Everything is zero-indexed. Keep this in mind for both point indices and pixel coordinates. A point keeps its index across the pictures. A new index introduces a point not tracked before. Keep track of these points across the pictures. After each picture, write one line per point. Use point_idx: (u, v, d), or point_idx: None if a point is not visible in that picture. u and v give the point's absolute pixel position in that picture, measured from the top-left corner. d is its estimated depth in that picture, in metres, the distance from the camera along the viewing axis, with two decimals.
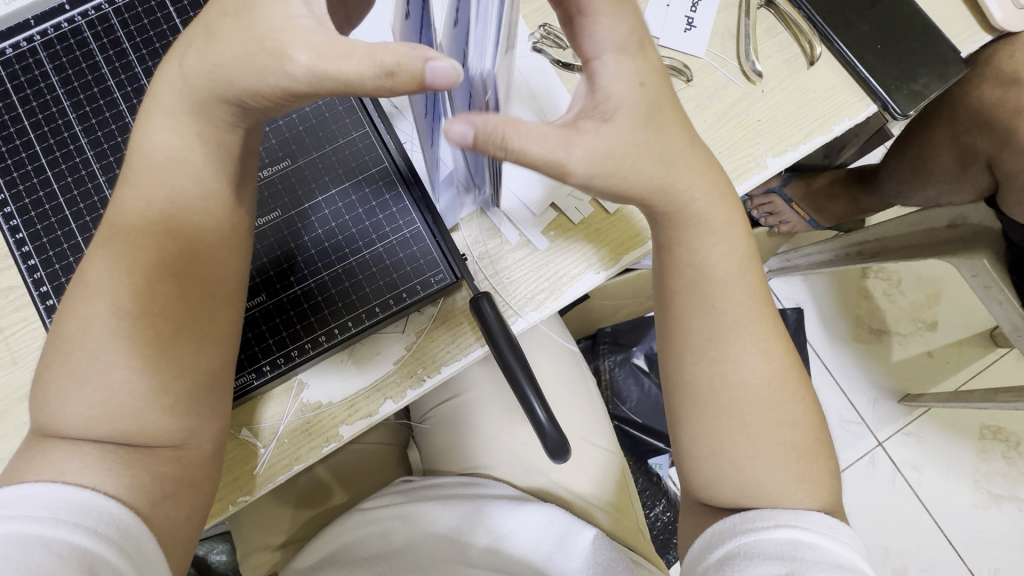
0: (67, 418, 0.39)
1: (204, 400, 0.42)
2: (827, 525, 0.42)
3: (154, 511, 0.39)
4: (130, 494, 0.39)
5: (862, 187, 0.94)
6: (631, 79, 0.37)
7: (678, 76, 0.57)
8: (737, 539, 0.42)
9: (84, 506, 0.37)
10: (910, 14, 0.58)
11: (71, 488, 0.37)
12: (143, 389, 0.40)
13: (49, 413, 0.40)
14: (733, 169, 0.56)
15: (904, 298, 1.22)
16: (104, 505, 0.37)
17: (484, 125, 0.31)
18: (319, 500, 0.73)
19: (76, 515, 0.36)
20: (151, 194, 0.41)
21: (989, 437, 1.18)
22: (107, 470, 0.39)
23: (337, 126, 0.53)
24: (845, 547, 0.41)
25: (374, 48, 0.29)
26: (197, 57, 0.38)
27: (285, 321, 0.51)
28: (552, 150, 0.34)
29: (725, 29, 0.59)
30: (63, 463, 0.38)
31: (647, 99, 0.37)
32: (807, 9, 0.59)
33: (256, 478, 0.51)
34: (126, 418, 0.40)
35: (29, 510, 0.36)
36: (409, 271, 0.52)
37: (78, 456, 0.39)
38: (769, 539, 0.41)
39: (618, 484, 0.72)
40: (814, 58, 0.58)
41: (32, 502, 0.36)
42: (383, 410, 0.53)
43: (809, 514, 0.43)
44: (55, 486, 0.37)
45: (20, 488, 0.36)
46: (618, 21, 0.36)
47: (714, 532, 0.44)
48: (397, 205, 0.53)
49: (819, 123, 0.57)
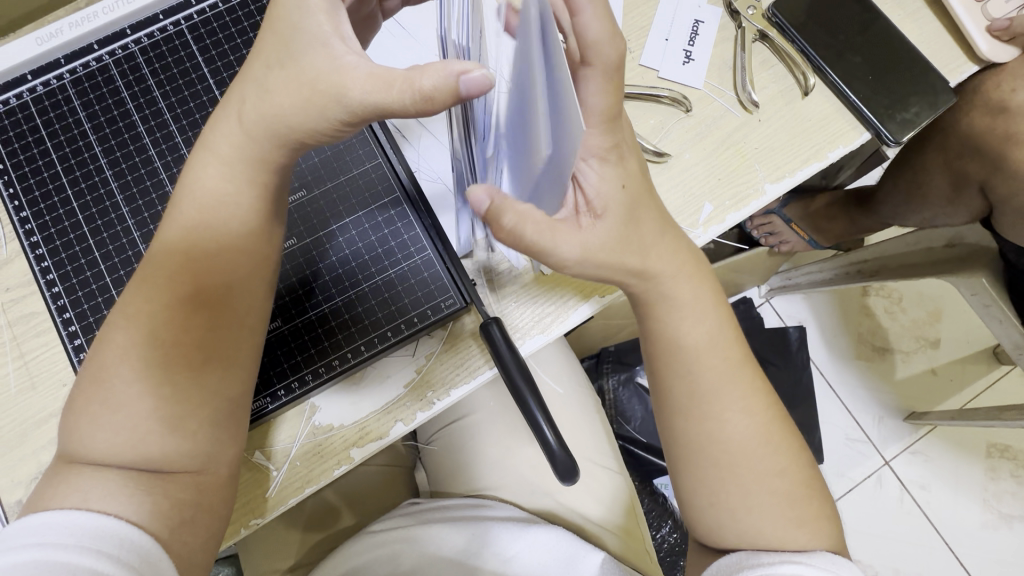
0: (91, 445, 0.40)
1: (223, 425, 0.44)
2: (829, 562, 0.43)
3: (173, 536, 0.40)
4: (151, 521, 0.39)
5: (859, 208, 0.96)
6: (614, 182, 0.40)
7: (677, 106, 0.60)
8: (743, 573, 0.43)
9: (107, 533, 0.38)
10: (898, 45, 0.61)
11: (94, 515, 0.38)
12: (165, 416, 0.41)
13: (73, 439, 0.41)
14: (732, 195, 0.58)
15: (905, 316, 1.23)
16: (126, 532, 0.38)
17: (498, 202, 0.38)
18: (327, 523, 0.73)
19: (100, 542, 0.37)
20: (178, 226, 0.43)
21: (996, 455, 1.18)
22: (128, 496, 0.39)
23: (351, 157, 0.55)
24: None
25: (408, 76, 0.32)
26: (232, 101, 0.41)
27: (299, 346, 0.52)
28: (544, 240, 0.39)
29: (721, 61, 0.61)
30: (87, 490, 0.39)
31: (629, 201, 0.41)
32: (801, 41, 0.62)
33: (269, 501, 0.52)
34: (147, 445, 0.41)
35: (54, 537, 0.36)
36: (420, 296, 0.54)
37: (100, 483, 0.39)
38: (773, 574, 0.42)
39: (625, 506, 0.72)
40: (809, 89, 0.60)
41: (57, 529, 0.37)
42: (393, 433, 0.54)
43: (812, 552, 0.44)
44: (79, 513, 0.38)
45: (45, 515, 0.37)
46: (604, 136, 0.39)
47: (720, 567, 0.45)
48: (408, 232, 0.55)
49: (815, 150, 0.59)
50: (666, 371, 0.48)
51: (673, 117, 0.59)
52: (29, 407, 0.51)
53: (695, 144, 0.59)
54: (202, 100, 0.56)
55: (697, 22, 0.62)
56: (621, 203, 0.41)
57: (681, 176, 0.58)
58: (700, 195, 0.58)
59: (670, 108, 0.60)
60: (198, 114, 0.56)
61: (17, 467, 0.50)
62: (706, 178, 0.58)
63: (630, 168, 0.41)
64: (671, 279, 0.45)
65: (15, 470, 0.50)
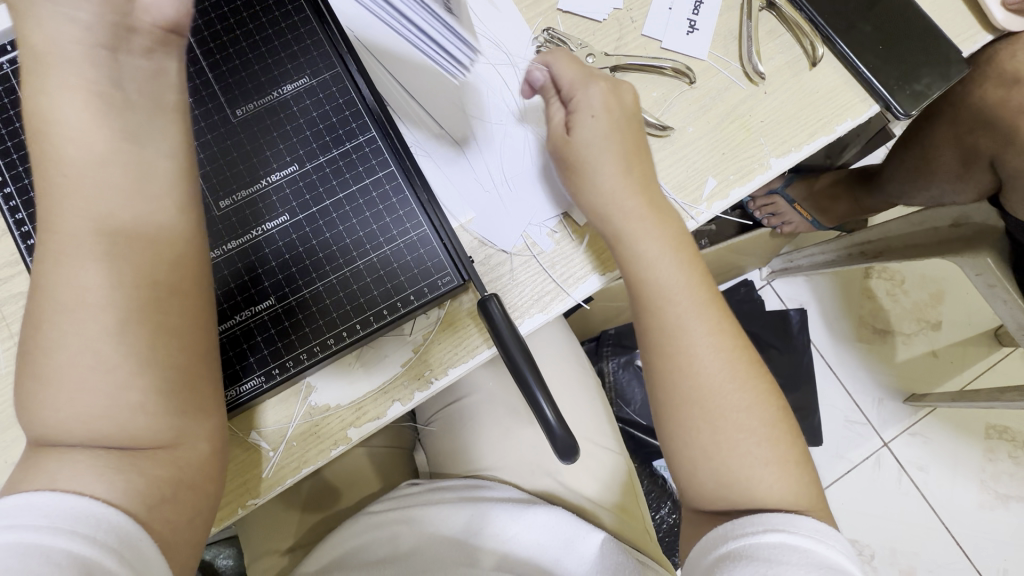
0: (52, 426, 0.38)
1: (198, 406, 0.42)
2: (813, 529, 0.42)
3: (152, 515, 0.39)
4: (127, 500, 0.38)
5: (863, 186, 0.93)
6: (592, 107, 0.50)
7: (681, 78, 0.58)
8: (727, 545, 0.43)
9: (81, 514, 0.36)
10: (909, 15, 0.59)
11: (66, 496, 0.36)
12: (123, 395, 0.38)
13: (40, 420, 0.38)
14: (737, 169, 0.57)
15: (907, 297, 1.22)
16: (102, 513, 0.37)
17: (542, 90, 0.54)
18: (325, 504, 0.73)
19: (73, 524, 0.36)
20: None
21: (995, 437, 1.18)
22: (98, 475, 0.38)
23: (343, 129, 0.53)
24: (832, 550, 0.41)
25: None
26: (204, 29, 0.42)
27: (294, 325, 0.51)
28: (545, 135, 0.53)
29: (727, 30, 0.59)
30: (55, 470, 0.37)
31: (602, 124, 0.50)
32: (809, 10, 0.59)
33: (264, 481, 0.52)
34: (109, 424, 0.38)
35: (27, 520, 0.35)
36: (416, 274, 0.52)
37: (68, 463, 0.38)
38: (758, 543, 0.42)
39: (620, 483, 0.72)
40: (817, 60, 0.58)
41: (30, 511, 0.35)
42: (390, 413, 0.54)
43: (796, 517, 0.43)
44: (50, 494, 0.36)
45: (20, 498, 0.36)
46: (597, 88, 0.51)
47: (707, 540, 0.44)
48: (404, 207, 0.52)
49: (823, 123, 0.58)
50: (669, 348, 0.48)
51: (676, 90, 0.58)
52: None
53: (698, 118, 0.57)
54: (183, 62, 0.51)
55: None
56: (598, 126, 0.50)
57: (684, 150, 0.57)
58: (701, 171, 0.56)
59: (673, 80, 0.58)
60: None
61: (9, 446, 0.50)
62: (708, 154, 0.57)
63: (612, 104, 0.51)
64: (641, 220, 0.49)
65: (8, 449, 0.49)
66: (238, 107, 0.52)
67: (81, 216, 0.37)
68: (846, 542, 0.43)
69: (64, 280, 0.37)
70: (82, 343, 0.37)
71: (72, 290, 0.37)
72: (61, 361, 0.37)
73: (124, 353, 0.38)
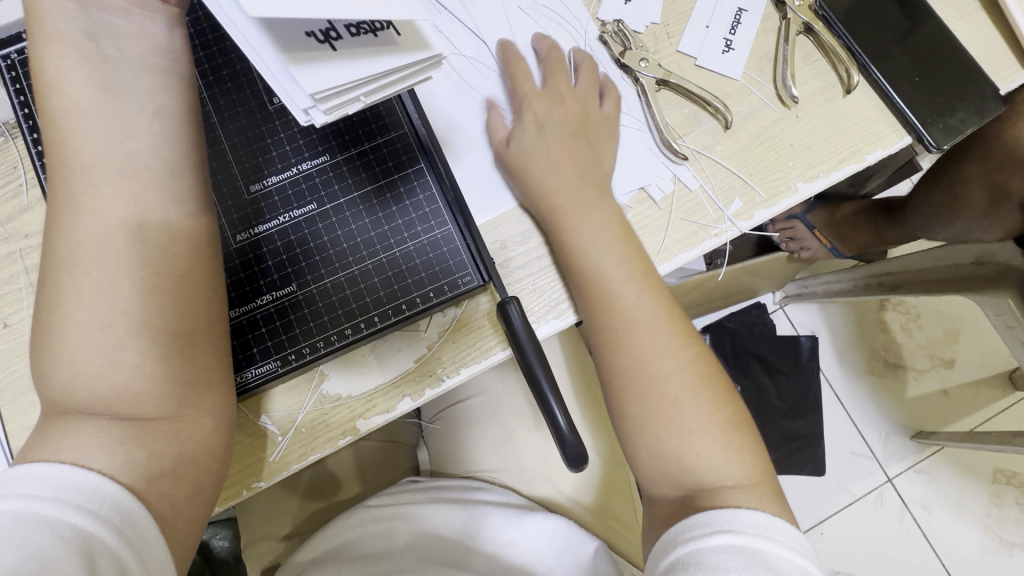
0: (62, 397, 0.39)
1: (197, 390, 0.41)
2: (761, 525, 0.43)
3: (150, 489, 0.39)
4: (127, 475, 0.38)
5: (887, 219, 0.93)
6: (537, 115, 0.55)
7: (717, 121, 0.57)
8: (679, 549, 0.43)
9: (86, 488, 0.37)
10: (949, 48, 0.58)
11: (74, 469, 0.37)
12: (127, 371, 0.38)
13: (56, 391, 0.39)
14: (764, 191, 0.57)
15: (922, 333, 1.21)
16: (106, 488, 0.37)
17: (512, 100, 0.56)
18: (325, 494, 0.74)
19: (78, 497, 0.36)
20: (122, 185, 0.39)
21: (1002, 482, 1.16)
22: (102, 449, 0.38)
23: (375, 123, 0.53)
24: (780, 546, 0.42)
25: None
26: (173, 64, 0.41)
27: (313, 313, 0.51)
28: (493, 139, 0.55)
29: (762, 53, 0.59)
30: (60, 440, 0.38)
31: (550, 132, 0.55)
32: (847, 37, 0.59)
33: (271, 466, 0.52)
34: (116, 399, 0.39)
35: (37, 491, 0.36)
36: (438, 271, 0.52)
37: (73, 435, 0.38)
38: (709, 546, 0.42)
39: (620, 497, 0.71)
40: (851, 87, 0.58)
41: (39, 481, 0.36)
42: (400, 407, 0.54)
43: (739, 512, 0.44)
44: (56, 466, 0.37)
45: (31, 468, 0.37)
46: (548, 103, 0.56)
47: (663, 543, 0.45)
48: (430, 205, 0.53)
49: (853, 151, 0.57)
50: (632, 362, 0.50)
51: (711, 130, 0.57)
52: None
53: (728, 137, 0.57)
54: (224, 46, 0.52)
55: (740, 10, 0.60)
56: (532, 138, 0.54)
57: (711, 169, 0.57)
58: (727, 190, 0.56)
59: (710, 121, 0.57)
60: (225, 59, 0.52)
61: (25, 412, 0.50)
62: (734, 175, 0.57)
63: (555, 116, 0.55)
64: (593, 229, 0.52)
65: (23, 414, 0.50)
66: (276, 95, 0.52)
67: (110, 202, 0.38)
68: (803, 535, 0.44)
69: (75, 263, 0.38)
70: (105, 319, 0.38)
71: (98, 267, 0.38)
72: (79, 336, 0.38)
73: (139, 333, 0.39)
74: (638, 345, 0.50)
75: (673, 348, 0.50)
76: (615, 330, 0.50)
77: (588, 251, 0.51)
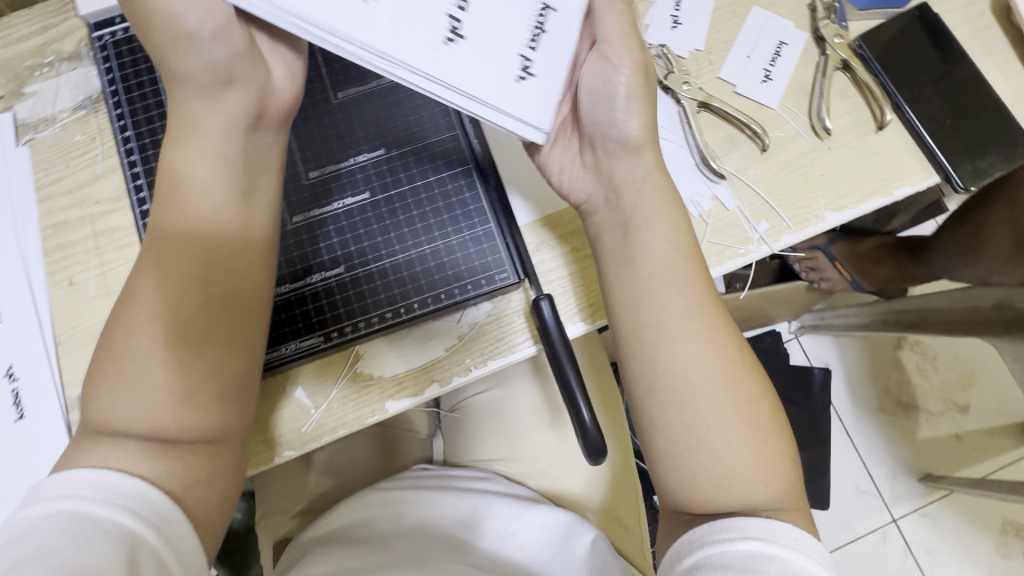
0: (111, 417, 0.42)
1: (232, 399, 0.45)
2: (794, 538, 0.41)
3: (185, 493, 0.43)
4: (163, 480, 0.42)
5: (910, 258, 0.95)
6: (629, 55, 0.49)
7: (755, 142, 0.60)
8: (703, 550, 0.42)
9: (128, 492, 0.40)
10: (982, 95, 0.60)
11: (118, 475, 0.40)
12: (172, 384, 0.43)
13: (104, 414, 0.43)
14: (792, 216, 0.59)
15: (938, 374, 1.21)
16: (144, 492, 0.40)
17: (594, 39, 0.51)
18: (342, 474, 0.77)
19: (119, 499, 0.39)
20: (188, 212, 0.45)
21: (1010, 533, 1.14)
22: (142, 459, 0.42)
23: (429, 123, 0.57)
24: (808, 560, 0.40)
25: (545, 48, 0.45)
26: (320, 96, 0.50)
27: (357, 295, 0.54)
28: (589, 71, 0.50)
29: (800, 84, 0.62)
30: (106, 454, 0.41)
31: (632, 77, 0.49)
32: (883, 76, 0.62)
33: (303, 437, 0.54)
34: (161, 415, 0.43)
35: (85, 494, 0.39)
36: (476, 267, 0.55)
37: (117, 450, 0.42)
38: (734, 552, 0.40)
39: (625, 505, 0.73)
40: (884, 124, 0.60)
41: (86, 485, 0.39)
42: (429, 392, 0.56)
43: (773, 524, 0.42)
44: (101, 473, 0.40)
45: (76, 474, 0.40)
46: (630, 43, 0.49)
47: (682, 543, 0.44)
48: (474, 204, 0.56)
49: (882, 185, 0.59)
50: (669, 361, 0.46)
51: (747, 150, 0.60)
52: (101, 313, 0.55)
53: (761, 162, 0.60)
54: None
55: (781, 43, 0.63)
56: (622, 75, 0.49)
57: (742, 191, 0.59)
58: (756, 212, 0.59)
59: (747, 142, 0.60)
60: None
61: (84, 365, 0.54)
62: (765, 198, 0.59)
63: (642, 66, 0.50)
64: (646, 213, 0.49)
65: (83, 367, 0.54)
66: (339, 90, 0.57)
67: (188, 211, 0.45)
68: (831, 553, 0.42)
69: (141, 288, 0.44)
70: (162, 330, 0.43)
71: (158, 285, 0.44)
72: (136, 355, 0.43)
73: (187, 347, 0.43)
74: (675, 357, 0.46)
75: (716, 360, 0.46)
76: (655, 328, 0.47)
77: (649, 245, 0.48)
